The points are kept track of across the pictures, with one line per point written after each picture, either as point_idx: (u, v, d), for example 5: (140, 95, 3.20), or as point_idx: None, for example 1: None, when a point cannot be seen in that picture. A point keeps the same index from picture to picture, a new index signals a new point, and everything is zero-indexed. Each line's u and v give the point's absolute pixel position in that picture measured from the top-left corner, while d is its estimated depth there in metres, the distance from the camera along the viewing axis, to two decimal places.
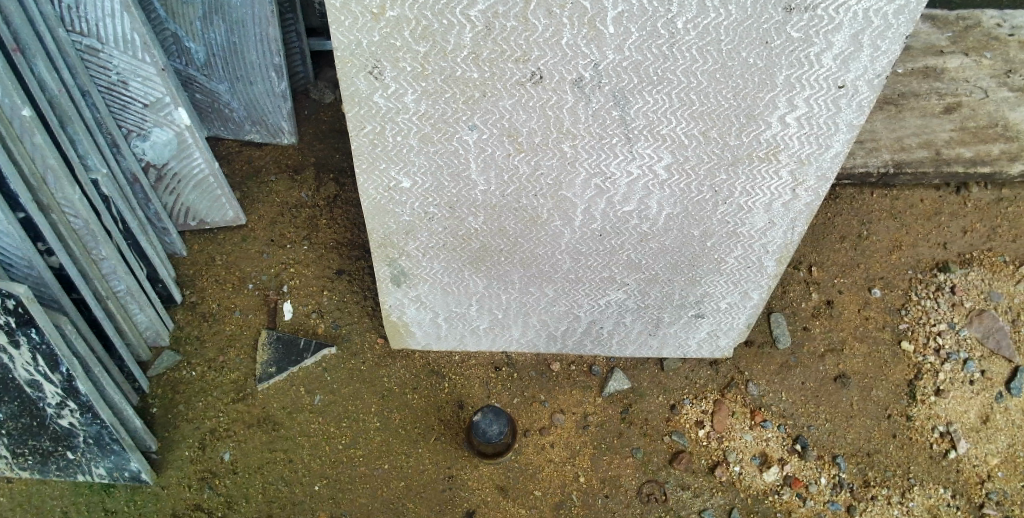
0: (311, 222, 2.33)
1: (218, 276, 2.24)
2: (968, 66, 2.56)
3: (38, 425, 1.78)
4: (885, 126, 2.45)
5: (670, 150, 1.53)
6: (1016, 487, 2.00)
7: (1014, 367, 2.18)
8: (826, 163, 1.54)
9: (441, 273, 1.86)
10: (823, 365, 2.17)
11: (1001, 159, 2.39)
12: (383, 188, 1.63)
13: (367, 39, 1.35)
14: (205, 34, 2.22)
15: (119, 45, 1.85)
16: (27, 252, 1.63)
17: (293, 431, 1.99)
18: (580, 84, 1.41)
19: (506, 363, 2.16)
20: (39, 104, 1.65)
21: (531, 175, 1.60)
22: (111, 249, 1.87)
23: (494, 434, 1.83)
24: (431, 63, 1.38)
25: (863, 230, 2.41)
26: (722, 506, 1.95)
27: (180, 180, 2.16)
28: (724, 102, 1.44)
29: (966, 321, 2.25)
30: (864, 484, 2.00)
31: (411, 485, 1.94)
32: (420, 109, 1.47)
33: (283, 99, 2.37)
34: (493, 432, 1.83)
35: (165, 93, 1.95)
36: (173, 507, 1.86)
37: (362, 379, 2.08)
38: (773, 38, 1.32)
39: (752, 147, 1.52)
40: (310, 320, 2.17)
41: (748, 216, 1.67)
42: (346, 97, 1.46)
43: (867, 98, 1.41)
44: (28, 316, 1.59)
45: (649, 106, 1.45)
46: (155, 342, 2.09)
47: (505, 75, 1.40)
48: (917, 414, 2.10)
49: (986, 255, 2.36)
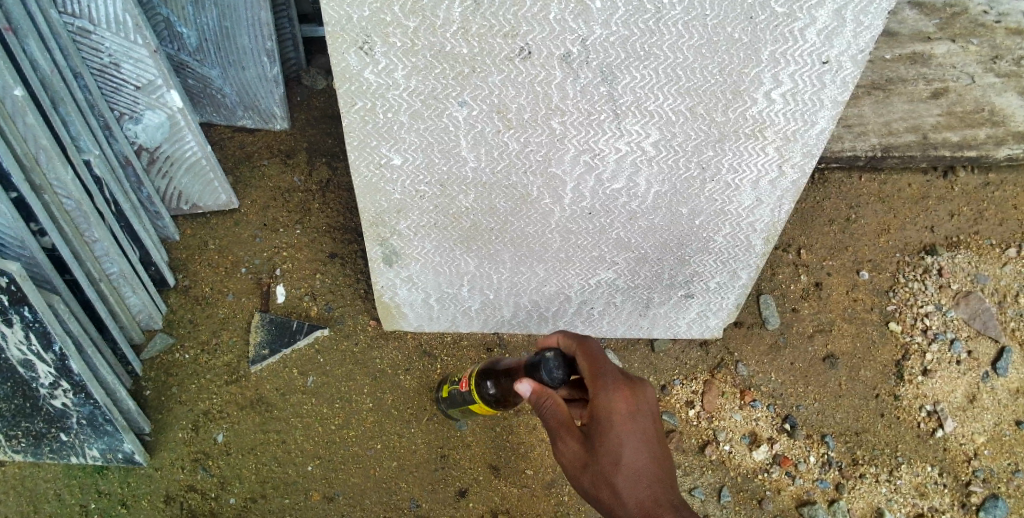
0: (304, 207, 2.33)
1: (211, 260, 2.24)
2: (955, 52, 2.51)
3: (32, 406, 1.78)
4: (873, 110, 2.41)
5: (657, 126, 1.55)
6: (1002, 464, 2.07)
7: (1000, 348, 2.22)
8: (811, 140, 1.56)
9: (432, 252, 1.87)
10: (812, 345, 2.19)
11: (987, 144, 2.40)
12: (374, 167, 1.65)
13: (357, 13, 1.38)
14: (196, 18, 2.22)
15: (111, 27, 1.86)
16: (19, 232, 1.63)
17: (286, 412, 2.01)
18: (567, 59, 1.44)
19: (498, 344, 2.16)
20: (31, 83, 1.65)
21: (520, 151, 1.61)
22: (103, 231, 1.88)
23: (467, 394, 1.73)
24: (421, 38, 1.41)
25: (851, 213, 2.40)
26: (712, 485, 2.01)
27: (172, 164, 2.15)
28: (710, 78, 1.46)
29: (953, 303, 2.28)
30: (852, 463, 2.06)
31: (403, 464, 1.98)
32: (410, 86, 1.49)
33: (276, 85, 2.37)
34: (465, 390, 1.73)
35: (157, 75, 1.96)
36: (167, 488, 1.89)
37: (354, 361, 2.09)
38: (758, 14, 1.36)
39: (739, 123, 1.54)
40: (303, 304, 2.18)
41: (735, 194, 1.69)
42: (336, 73, 1.48)
43: (850, 74, 1.44)
44: (21, 294, 1.60)
45: (636, 82, 1.48)
46: (148, 325, 2.09)
47: (494, 51, 1.43)
48: (904, 394, 2.14)
49: (973, 238, 2.39)
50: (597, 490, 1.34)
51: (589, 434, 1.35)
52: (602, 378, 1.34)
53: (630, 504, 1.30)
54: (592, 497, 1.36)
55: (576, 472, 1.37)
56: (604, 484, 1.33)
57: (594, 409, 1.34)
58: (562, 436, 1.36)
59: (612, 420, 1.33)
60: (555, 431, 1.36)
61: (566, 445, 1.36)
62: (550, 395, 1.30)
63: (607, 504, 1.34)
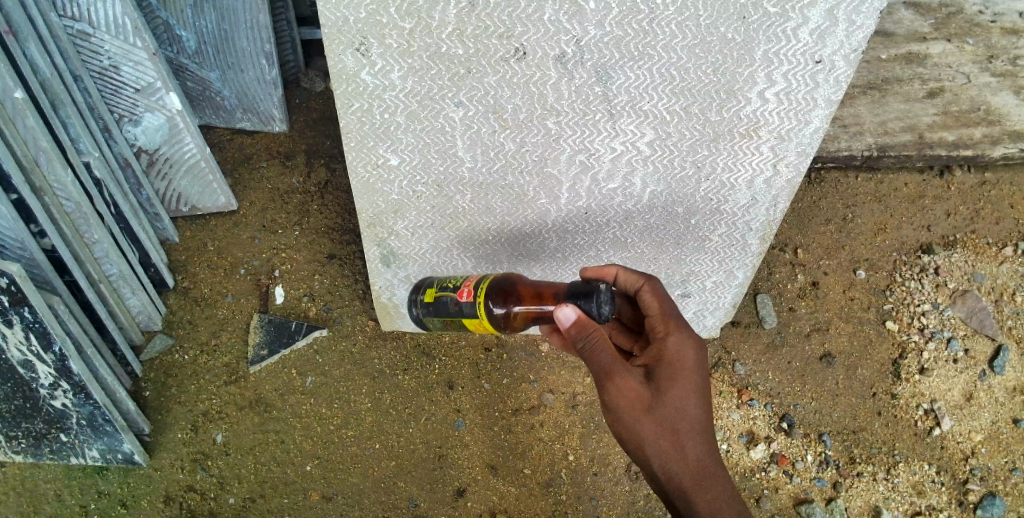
0: (302, 208, 2.34)
1: (210, 261, 2.25)
2: (950, 52, 2.52)
3: (32, 407, 1.80)
4: (869, 110, 2.43)
5: (652, 126, 1.56)
6: (999, 462, 2.07)
7: (997, 346, 2.22)
8: (805, 140, 1.57)
9: (430, 253, 1.88)
10: (809, 344, 2.20)
11: (983, 143, 2.41)
12: (371, 167, 1.67)
13: (354, 15, 1.39)
14: (195, 21, 2.24)
15: (110, 30, 1.87)
16: (19, 233, 1.65)
17: (284, 412, 2.02)
18: (562, 60, 1.45)
19: (496, 344, 2.17)
20: (32, 86, 1.67)
21: (516, 152, 1.63)
22: (103, 232, 1.89)
23: (466, 307, 1.32)
24: (417, 40, 1.43)
25: (848, 213, 2.42)
26: None
27: (172, 166, 2.16)
28: (703, 78, 1.47)
29: (950, 302, 2.28)
30: (850, 461, 2.06)
31: (402, 464, 1.98)
32: (407, 87, 1.51)
33: (275, 87, 2.39)
34: (464, 300, 1.32)
35: (156, 77, 1.97)
36: (166, 488, 1.90)
37: (352, 361, 2.10)
38: (750, 14, 1.37)
39: (733, 123, 1.55)
40: (302, 304, 2.19)
41: (730, 193, 1.70)
42: (334, 74, 1.49)
43: (844, 73, 1.44)
44: (21, 295, 1.61)
45: (630, 83, 1.49)
46: (147, 326, 2.11)
47: (489, 52, 1.44)
48: (901, 392, 2.14)
49: (969, 237, 2.39)
50: (657, 438, 1.26)
51: (651, 377, 1.28)
52: (674, 320, 1.36)
53: (690, 455, 1.28)
54: (645, 447, 1.27)
55: (634, 418, 1.25)
56: (667, 432, 1.26)
57: (664, 351, 1.31)
58: (625, 375, 1.24)
59: (685, 361, 1.30)
60: (617, 370, 1.22)
61: (629, 386, 1.24)
62: (595, 330, 1.16)
63: (661, 455, 1.27)
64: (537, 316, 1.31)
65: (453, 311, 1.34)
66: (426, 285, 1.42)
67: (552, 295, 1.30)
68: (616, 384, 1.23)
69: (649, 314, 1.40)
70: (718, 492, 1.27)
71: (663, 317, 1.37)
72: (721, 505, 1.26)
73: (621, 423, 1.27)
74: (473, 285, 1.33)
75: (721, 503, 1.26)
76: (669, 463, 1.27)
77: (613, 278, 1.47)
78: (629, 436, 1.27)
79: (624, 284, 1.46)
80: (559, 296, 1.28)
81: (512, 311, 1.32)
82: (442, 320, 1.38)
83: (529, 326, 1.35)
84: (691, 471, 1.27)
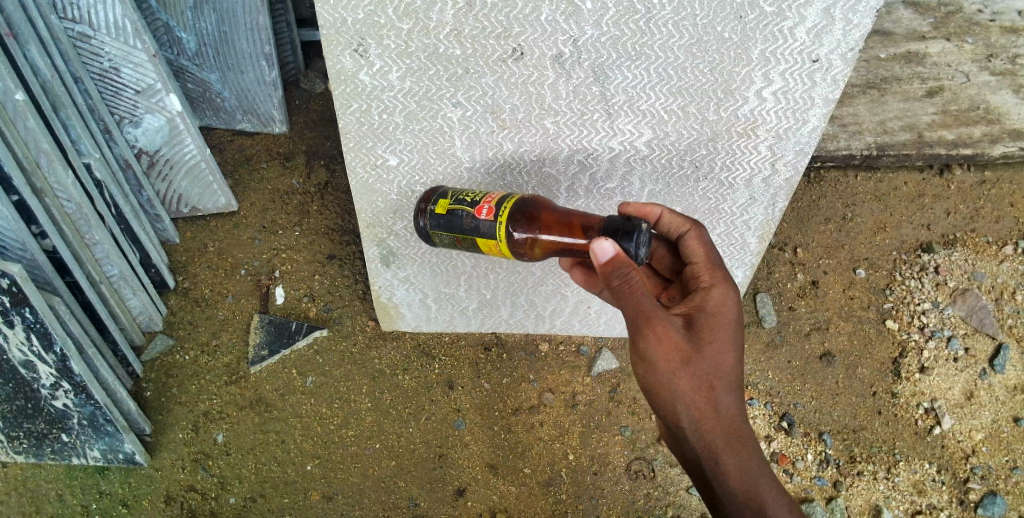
0: (302, 209, 2.35)
1: (211, 262, 2.26)
2: (950, 51, 2.52)
3: (33, 407, 1.81)
4: (868, 109, 2.43)
5: (650, 125, 1.57)
6: (1000, 461, 2.06)
7: (997, 344, 2.21)
8: (803, 139, 1.57)
9: (429, 252, 1.88)
10: (809, 343, 2.21)
11: (983, 142, 2.40)
12: (370, 167, 1.67)
13: (352, 16, 1.40)
14: (195, 24, 2.25)
15: (110, 32, 1.88)
16: (20, 235, 1.65)
17: (285, 411, 2.02)
18: (559, 60, 1.46)
19: (496, 344, 2.17)
20: (33, 88, 1.67)
21: (514, 151, 1.63)
22: (104, 233, 1.90)
23: (483, 225, 1.32)
24: (415, 40, 1.43)
25: (847, 212, 2.42)
26: None
27: (172, 167, 2.17)
28: (701, 77, 1.48)
29: (950, 300, 2.28)
30: (850, 460, 2.06)
31: (402, 463, 1.98)
32: (405, 87, 1.51)
33: (275, 89, 2.40)
34: (482, 218, 1.32)
35: (157, 79, 1.98)
36: (167, 488, 1.90)
37: (352, 361, 2.11)
38: (747, 13, 1.37)
39: (731, 122, 1.55)
40: (302, 305, 2.20)
41: (729, 192, 1.70)
42: (332, 75, 1.50)
43: (841, 72, 1.44)
44: (22, 295, 1.62)
45: (628, 82, 1.49)
46: (148, 327, 2.12)
47: (486, 52, 1.45)
48: (901, 391, 2.14)
49: (969, 236, 2.39)
50: (692, 393, 1.23)
51: (691, 328, 1.24)
52: (719, 272, 1.32)
53: (722, 413, 1.25)
54: (678, 400, 1.24)
55: (670, 367, 1.21)
56: (702, 386, 1.23)
57: (706, 302, 1.27)
58: (667, 323, 1.19)
59: (727, 315, 1.27)
60: (659, 318, 1.18)
61: (669, 335, 1.20)
62: (630, 267, 1.11)
63: (693, 410, 1.24)
64: (560, 247, 1.27)
65: (467, 227, 1.36)
66: (442, 199, 1.44)
67: (582, 228, 1.25)
68: (655, 330, 1.18)
69: (693, 262, 1.35)
70: (746, 452, 1.26)
71: (707, 268, 1.33)
72: (749, 466, 1.25)
73: (656, 372, 1.23)
74: (495, 204, 1.32)
75: (748, 465, 1.25)
76: (700, 419, 1.25)
77: (655, 219, 1.42)
78: (662, 388, 1.24)
79: (665, 227, 1.41)
80: (592, 230, 1.23)
81: (534, 238, 1.29)
82: (453, 236, 1.40)
83: (549, 257, 1.33)
84: (721, 429, 1.25)
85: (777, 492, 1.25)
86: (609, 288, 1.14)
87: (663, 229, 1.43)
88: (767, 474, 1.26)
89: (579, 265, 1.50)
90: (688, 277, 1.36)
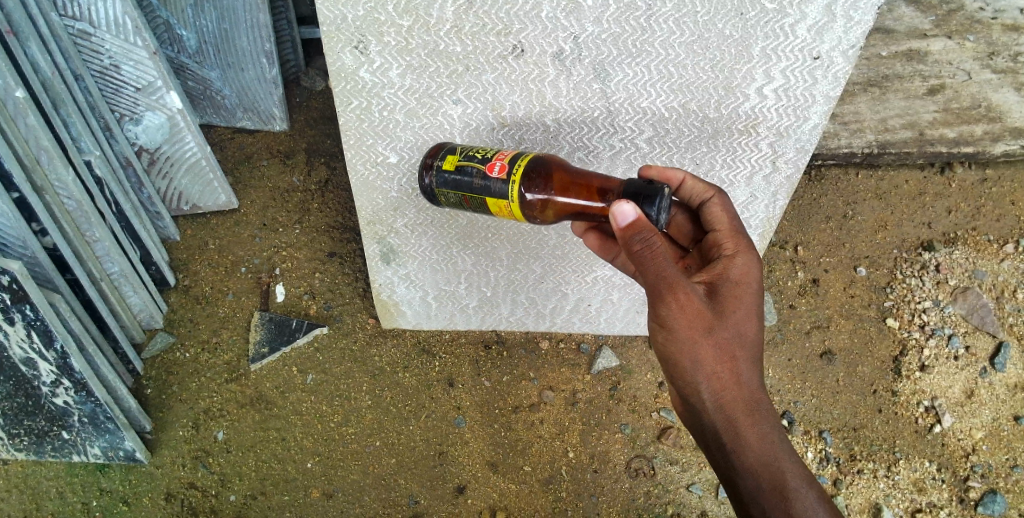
0: (303, 207, 2.35)
1: (211, 260, 2.26)
2: (951, 49, 2.52)
3: (34, 405, 1.81)
4: (869, 107, 2.42)
5: (651, 123, 1.57)
6: (1000, 459, 2.06)
7: (998, 343, 2.21)
8: (804, 136, 1.57)
9: (430, 250, 1.88)
10: (809, 342, 2.21)
11: (985, 140, 2.40)
12: (370, 165, 1.67)
13: (352, 13, 1.40)
14: (196, 21, 2.25)
15: (110, 29, 1.88)
16: (21, 233, 1.65)
17: (285, 409, 2.03)
18: (559, 57, 1.46)
19: (496, 341, 2.17)
20: (33, 85, 1.67)
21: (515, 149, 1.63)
22: (104, 231, 1.90)
23: (495, 184, 1.26)
24: (415, 37, 1.43)
25: (848, 210, 2.42)
26: (709, 481, 2.01)
27: (173, 164, 2.17)
28: (702, 75, 1.47)
29: (951, 298, 2.27)
30: (850, 458, 2.06)
31: (402, 461, 1.98)
32: (406, 84, 1.51)
33: (275, 86, 2.39)
34: (494, 176, 1.26)
35: (157, 76, 1.98)
36: (167, 486, 1.90)
37: (353, 359, 2.11)
38: (748, 10, 1.36)
39: (731, 120, 1.55)
40: (303, 302, 2.20)
41: (729, 190, 1.70)
42: (333, 72, 1.50)
43: (842, 69, 1.44)
44: (22, 293, 1.62)
45: (628, 79, 1.49)
46: (148, 324, 2.12)
47: (487, 49, 1.45)
48: (902, 389, 2.14)
49: (971, 234, 2.39)
50: (714, 363, 1.20)
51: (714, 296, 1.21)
52: (741, 241, 1.30)
53: (741, 386, 1.23)
54: (699, 370, 1.21)
55: (693, 336, 1.18)
56: (724, 356, 1.20)
57: (729, 271, 1.24)
58: (690, 290, 1.15)
59: (750, 285, 1.24)
60: (683, 284, 1.14)
61: (692, 302, 1.16)
62: (652, 233, 1.07)
63: (714, 380, 1.22)
64: (576, 210, 1.22)
65: (477, 186, 1.28)
66: (450, 155, 1.35)
67: (598, 190, 1.20)
68: (679, 297, 1.14)
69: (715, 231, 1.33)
70: (766, 425, 1.24)
71: (730, 236, 1.31)
72: (770, 439, 1.23)
73: (677, 340, 1.19)
74: (508, 161, 1.26)
75: (767, 440, 1.23)
76: (720, 390, 1.22)
77: (678, 184, 1.41)
78: (682, 356, 1.21)
79: (688, 193, 1.41)
80: (610, 193, 1.18)
81: (547, 201, 1.24)
82: (460, 195, 1.32)
83: (561, 220, 1.28)
84: (741, 402, 1.23)
85: (795, 467, 1.23)
86: (628, 252, 1.10)
87: (685, 196, 1.42)
88: (785, 447, 1.25)
89: (592, 229, 1.48)
90: (710, 245, 1.34)
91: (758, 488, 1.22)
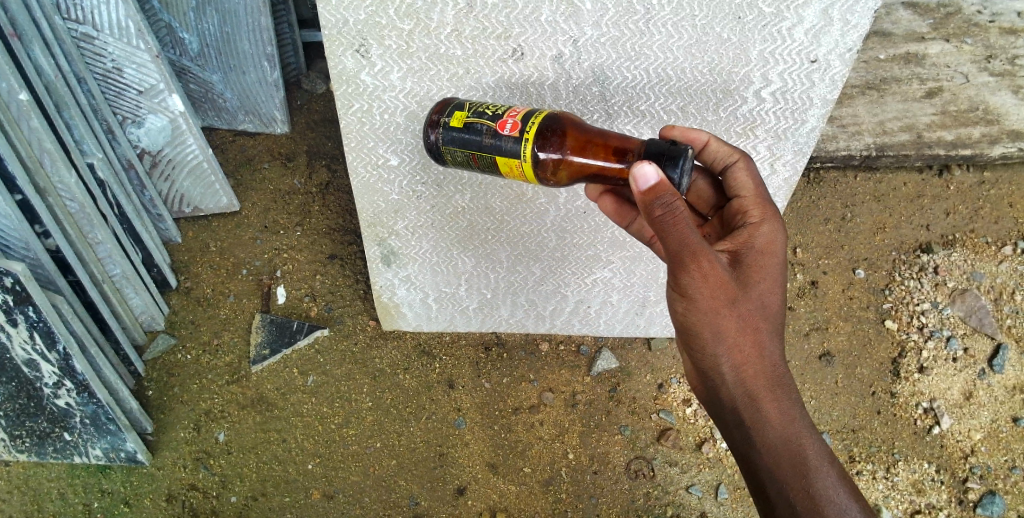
0: (303, 209, 2.36)
1: (212, 262, 2.27)
2: (948, 51, 2.51)
3: (35, 406, 1.82)
4: (867, 110, 2.42)
5: (650, 126, 1.57)
6: (999, 461, 2.07)
7: (996, 344, 2.22)
8: (802, 139, 1.58)
9: (430, 252, 1.89)
10: (808, 344, 2.21)
11: (982, 142, 2.41)
12: (371, 167, 1.68)
13: (354, 17, 1.42)
14: (197, 24, 2.27)
15: (113, 32, 1.90)
16: (24, 234, 1.66)
17: (286, 410, 2.03)
18: (559, 60, 1.47)
19: (496, 343, 2.18)
20: (36, 87, 1.69)
21: None
22: (106, 233, 1.91)
23: (507, 142, 1.21)
24: (416, 41, 1.45)
25: (846, 213, 2.43)
26: (709, 482, 2.02)
27: (174, 167, 2.19)
28: (700, 78, 1.48)
29: (949, 300, 2.28)
30: (849, 459, 2.07)
31: (403, 462, 1.99)
32: (406, 87, 1.52)
33: (276, 89, 2.40)
34: (506, 133, 1.20)
35: (159, 79, 1.99)
36: (168, 487, 1.91)
37: (353, 360, 2.12)
38: (746, 14, 1.38)
39: (730, 122, 1.56)
40: (303, 304, 2.21)
41: None
42: (334, 75, 1.51)
43: (839, 72, 1.46)
44: (25, 294, 1.63)
45: (627, 82, 1.50)
46: (150, 326, 2.13)
47: (487, 52, 1.46)
48: (901, 391, 2.15)
49: (968, 236, 2.40)
50: (736, 335, 1.20)
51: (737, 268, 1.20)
52: (766, 209, 1.28)
53: (763, 360, 1.24)
54: (721, 342, 1.20)
55: (715, 307, 1.17)
56: (746, 328, 1.20)
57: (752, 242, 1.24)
58: (714, 260, 1.13)
59: (772, 255, 1.24)
60: (708, 253, 1.11)
61: (716, 272, 1.13)
62: (673, 198, 1.06)
63: (735, 353, 1.22)
64: (592, 170, 1.20)
65: (486, 145, 1.23)
66: (458, 111, 1.28)
67: (615, 151, 1.19)
68: (702, 267, 1.11)
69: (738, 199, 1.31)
70: (786, 400, 1.25)
71: (755, 202, 1.29)
72: (790, 414, 1.24)
73: (699, 312, 1.18)
74: (520, 119, 1.21)
75: (785, 417, 1.23)
76: (742, 364, 1.23)
77: (701, 147, 1.38)
78: (703, 328, 1.20)
79: (711, 155, 1.38)
80: (630, 154, 1.17)
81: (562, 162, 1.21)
82: (468, 153, 1.26)
83: (574, 182, 1.25)
84: (761, 376, 1.24)
85: (816, 443, 1.23)
86: (649, 218, 1.08)
87: (707, 159, 1.39)
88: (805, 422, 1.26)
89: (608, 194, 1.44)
90: (732, 212, 1.32)
91: (774, 465, 1.22)
